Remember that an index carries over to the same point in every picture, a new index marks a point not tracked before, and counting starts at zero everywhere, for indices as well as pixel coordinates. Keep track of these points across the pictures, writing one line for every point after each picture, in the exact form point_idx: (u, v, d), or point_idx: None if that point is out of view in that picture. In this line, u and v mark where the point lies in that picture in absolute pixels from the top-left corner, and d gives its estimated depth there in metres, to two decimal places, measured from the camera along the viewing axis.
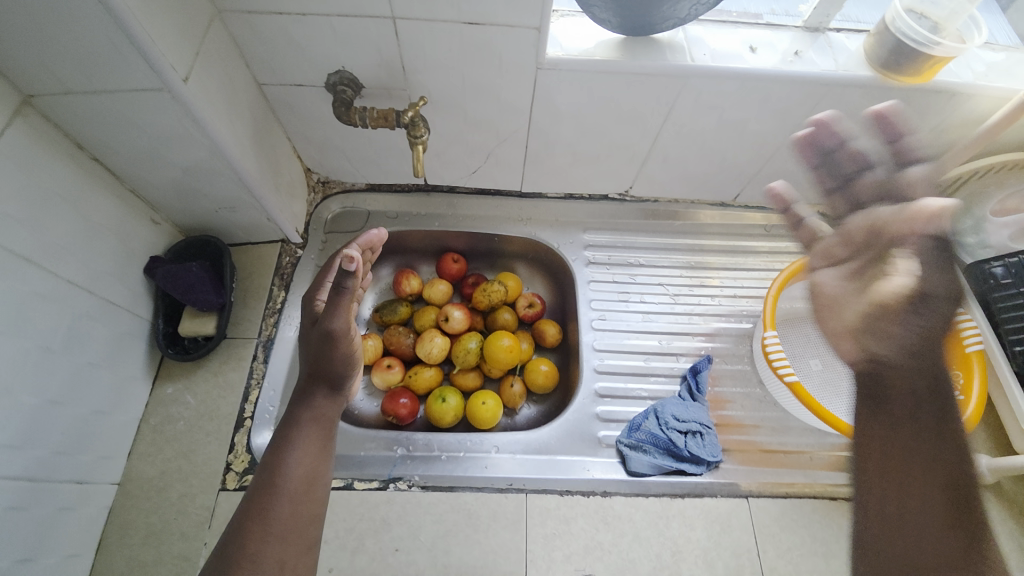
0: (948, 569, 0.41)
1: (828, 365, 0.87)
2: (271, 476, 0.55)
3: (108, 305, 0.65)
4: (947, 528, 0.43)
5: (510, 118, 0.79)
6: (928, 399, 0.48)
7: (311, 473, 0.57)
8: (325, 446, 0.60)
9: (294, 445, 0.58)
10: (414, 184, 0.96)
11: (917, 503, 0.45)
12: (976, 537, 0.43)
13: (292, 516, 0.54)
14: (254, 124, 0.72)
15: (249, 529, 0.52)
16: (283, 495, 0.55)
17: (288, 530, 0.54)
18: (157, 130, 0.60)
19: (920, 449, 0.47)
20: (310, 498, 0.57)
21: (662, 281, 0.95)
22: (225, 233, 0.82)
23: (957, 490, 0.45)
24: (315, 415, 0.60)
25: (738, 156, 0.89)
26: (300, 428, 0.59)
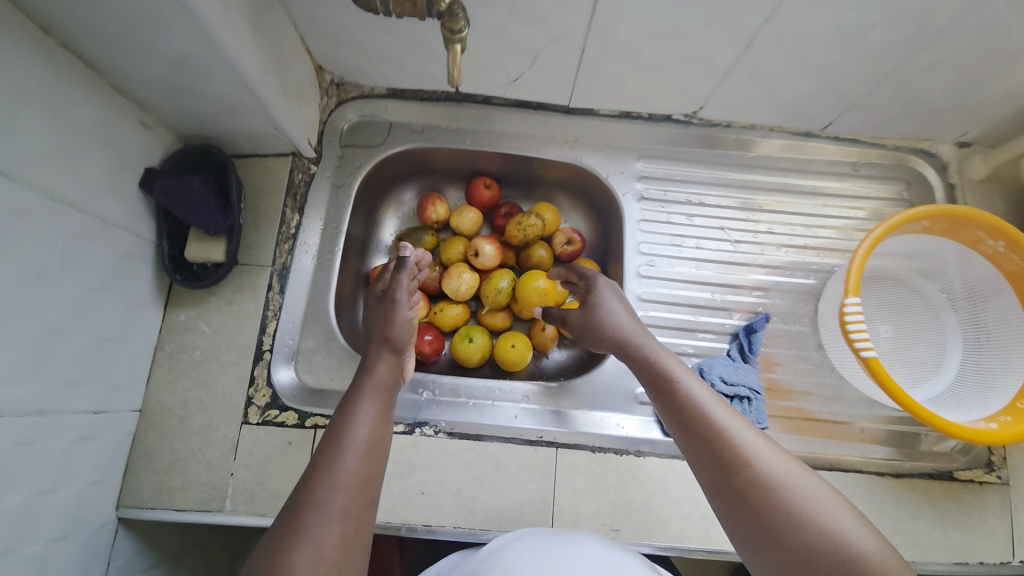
0: (720, 456, 0.47)
1: (900, 334, 0.79)
2: (334, 443, 0.48)
3: (105, 226, 0.58)
4: (717, 447, 0.47)
5: (568, 10, 0.63)
6: (642, 349, 0.58)
7: (376, 446, 0.49)
8: (386, 416, 0.53)
9: (358, 410, 0.51)
10: (442, 92, 0.82)
11: (678, 424, 0.51)
12: (743, 437, 0.47)
13: (356, 488, 0.46)
14: (253, 6, 0.58)
15: (306, 501, 0.43)
16: (344, 465, 0.46)
17: (351, 503, 0.45)
18: (130, 7, 0.47)
19: (669, 393, 0.53)
20: (372, 475, 0.48)
21: (724, 224, 0.85)
22: (229, 143, 0.71)
23: (706, 410, 0.50)
24: (377, 379, 0.55)
25: (842, 76, 0.72)
26: (363, 392, 0.53)
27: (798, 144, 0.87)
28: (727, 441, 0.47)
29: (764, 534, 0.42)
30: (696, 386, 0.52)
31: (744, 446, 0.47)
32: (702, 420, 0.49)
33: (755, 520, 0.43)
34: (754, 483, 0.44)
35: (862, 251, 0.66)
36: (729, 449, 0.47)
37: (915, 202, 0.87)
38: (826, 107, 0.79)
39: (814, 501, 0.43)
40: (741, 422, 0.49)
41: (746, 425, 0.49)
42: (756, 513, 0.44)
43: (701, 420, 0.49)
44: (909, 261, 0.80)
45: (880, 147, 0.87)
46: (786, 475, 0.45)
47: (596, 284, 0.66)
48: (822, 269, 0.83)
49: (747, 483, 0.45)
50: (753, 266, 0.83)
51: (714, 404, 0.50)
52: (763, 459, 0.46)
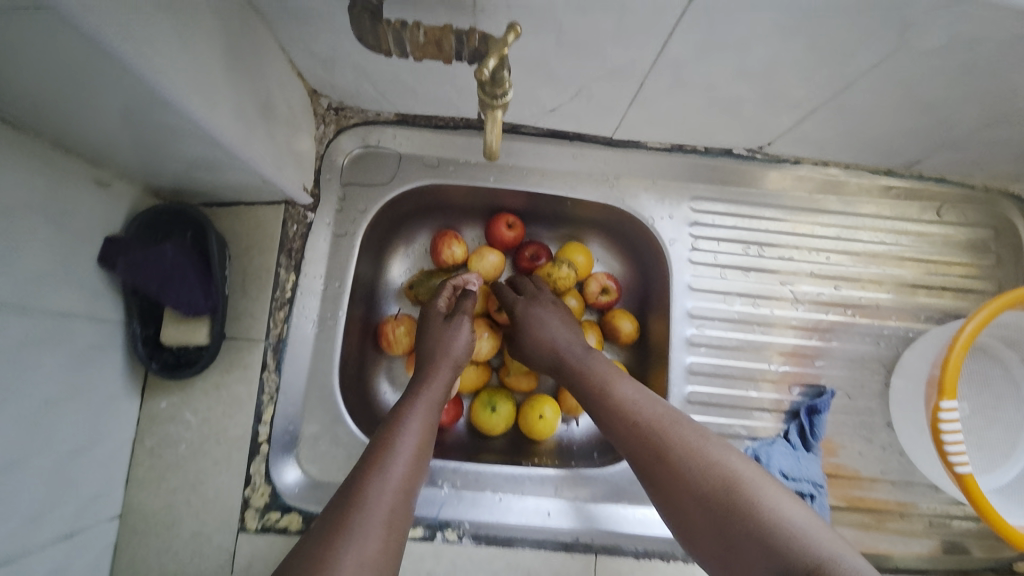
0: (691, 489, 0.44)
1: (980, 412, 0.71)
2: (383, 443, 0.48)
3: (57, 320, 0.47)
4: (656, 449, 0.48)
5: (631, 42, 0.49)
6: (584, 365, 0.59)
7: (423, 456, 0.49)
8: (430, 440, 0.51)
9: (411, 415, 0.51)
10: (462, 118, 0.67)
11: (644, 459, 0.48)
12: (681, 433, 0.48)
13: (402, 489, 0.45)
14: (226, 39, 0.44)
15: (353, 498, 0.43)
16: (395, 465, 0.46)
17: (396, 508, 0.44)
18: (49, 66, 0.34)
19: (626, 430, 0.50)
20: (415, 485, 0.47)
21: (785, 279, 0.73)
22: (206, 193, 0.59)
23: (639, 412, 0.51)
24: (432, 392, 0.55)
25: (952, 118, 0.59)
26: (415, 400, 0.53)
27: (876, 183, 0.74)
28: (666, 440, 0.47)
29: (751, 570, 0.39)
30: (633, 390, 0.53)
31: (682, 441, 0.47)
32: (638, 423, 0.50)
33: (700, 517, 0.43)
34: (693, 478, 0.44)
35: (971, 325, 0.58)
36: (668, 448, 0.47)
37: (1002, 254, 0.76)
38: (920, 147, 0.67)
39: (753, 486, 0.42)
40: (681, 419, 0.49)
41: (683, 421, 0.49)
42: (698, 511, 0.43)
43: (640, 423, 0.50)
44: (996, 329, 0.71)
45: (967, 189, 0.75)
46: (724, 464, 0.44)
47: (525, 308, 0.66)
48: (894, 333, 0.73)
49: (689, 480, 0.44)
50: (814, 329, 0.73)
51: (649, 405, 0.51)
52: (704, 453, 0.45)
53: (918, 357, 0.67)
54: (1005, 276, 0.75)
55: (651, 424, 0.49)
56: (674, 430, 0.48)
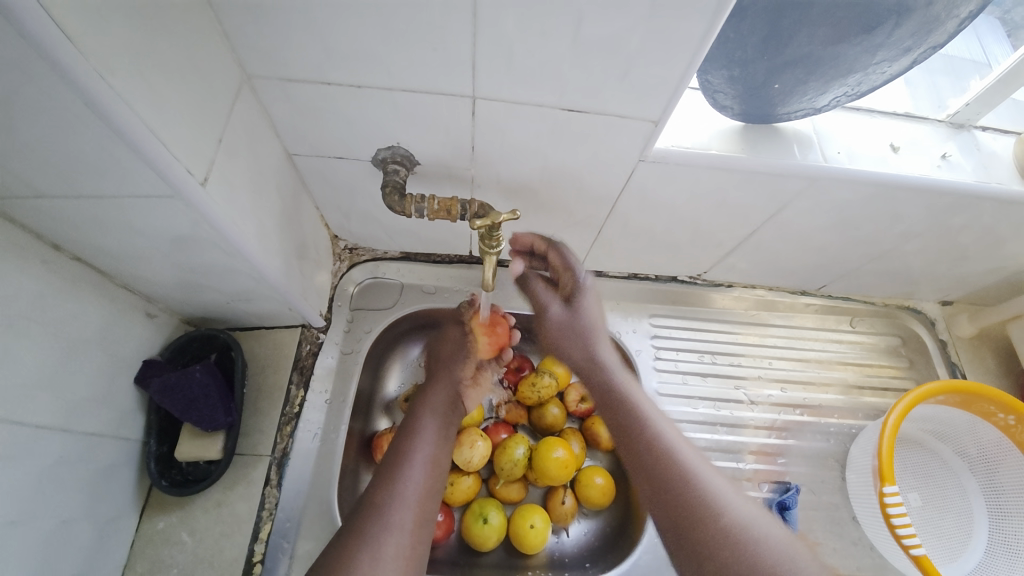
0: (723, 537, 0.52)
1: (929, 503, 0.77)
2: (396, 462, 0.60)
3: (89, 438, 0.52)
4: (690, 499, 0.56)
5: (590, 205, 0.66)
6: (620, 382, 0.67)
7: (433, 466, 0.62)
8: (436, 458, 0.63)
9: (418, 431, 0.64)
10: (456, 255, 0.81)
11: (687, 531, 0.54)
12: (711, 486, 0.57)
13: (417, 504, 0.58)
14: (282, 205, 0.58)
15: (372, 513, 0.56)
16: (405, 482, 0.59)
17: (409, 518, 0.57)
18: (159, 232, 0.46)
19: (666, 484, 0.58)
20: (428, 496, 0.59)
21: (739, 383, 0.84)
22: (233, 320, 0.68)
23: (682, 460, 0.59)
24: (435, 406, 0.68)
25: (839, 253, 0.77)
26: (420, 415, 0.66)
27: (799, 301, 0.90)
28: (700, 493, 0.56)
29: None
30: (675, 438, 0.62)
31: (713, 493, 0.56)
32: (682, 476, 0.57)
33: (709, 547, 0.52)
34: (727, 540, 0.52)
35: (892, 416, 0.69)
36: (701, 498, 0.55)
37: (913, 357, 0.90)
38: (823, 274, 0.84)
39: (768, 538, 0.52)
40: (713, 473, 0.59)
41: (713, 474, 0.59)
42: (720, 545, 0.52)
43: (681, 471, 0.58)
44: (924, 423, 0.81)
45: (872, 304, 0.92)
46: (747, 522, 0.53)
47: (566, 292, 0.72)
48: (841, 431, 0.83)
49: (717, 527, 0.53)
50: (772, 428, 0.82)
51: (692, 456, 0.60)
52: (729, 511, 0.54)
53: (861, 452, 0.75)
54: (921, 376, 0.89)
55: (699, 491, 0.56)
56: (704, 483, 0.57)
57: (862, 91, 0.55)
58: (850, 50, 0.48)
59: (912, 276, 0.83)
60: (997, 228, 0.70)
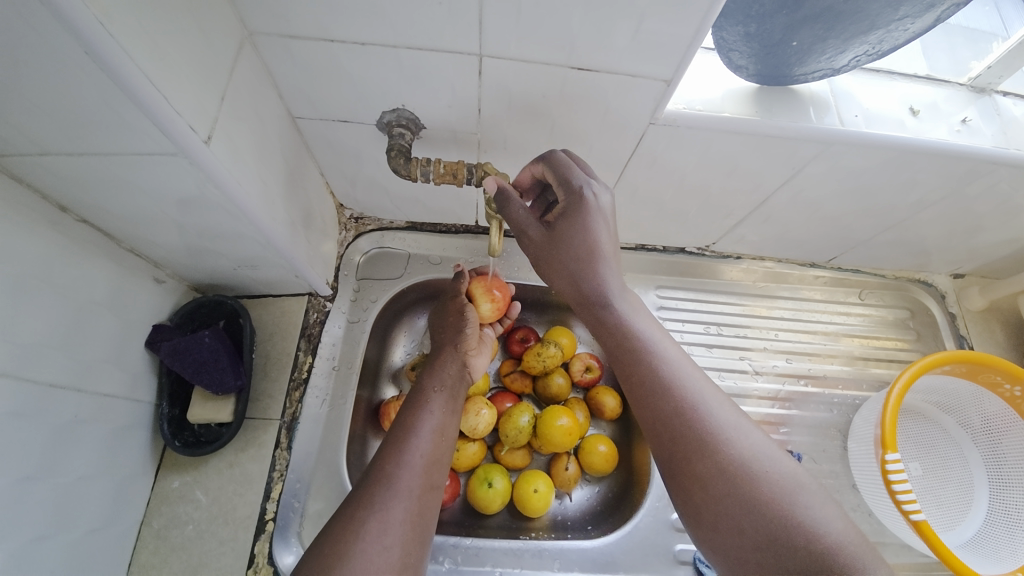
0: (723, 475, 0.41)
1: (930, 472, 0.78)
2: (402, 432, 0.56)
3: (103, 399, 0.53)
4: (690, 431, 0.43)
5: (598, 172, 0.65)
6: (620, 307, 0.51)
7: (440, 434, 0.57)
8: (446, 424, 0.59)
9: (426, 401, 0.60)
10: (462, 224, 0.80)
11: (683, 464, 0.42)
12: (718, 417, 0.44)
13: (424, 470, 0.53)
14: (287, 169, 0.58)
15: (378, 482, 0.50)
16: (411, 449, 0.54)
17: (417, 484, 0.52)
18: (165, 193, 0.45)
19: (660, 411, 0.45)
20: (437, 465, 0.55)
21: (744, 353, 0.84)
22: (240, 288, 0.68)
23: (684, 388, 0.46)
24: (443, 377, 0.64)
25: (851, 223, 0.76)
26: (427, 387, 0.62)
27: (807, 273, 0.89)
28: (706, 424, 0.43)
29: (755, 541, 0.38)
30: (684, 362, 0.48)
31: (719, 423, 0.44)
32: (682, 404, 0.45)
33: (720, 489, 0.40)
34: (732, 476, 0.41)
35: (896, 386, 0.69)
36: (705, 430, 0.43)
37: (921, 330, 0.89)
38: (833, 245, 0.83)
39: (789, 477, 0.41)
40: (721, 402, 0.45)
41: (723, 401, 0.46)
42: (722, 486, 0.40)
43: (681, 397, 0.45)
44: (928, 395, 0.81)
45: (881, 277, 0.91)
46: (759, 457, 0.42)
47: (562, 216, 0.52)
48: (844, 401, 0.83)
49: (722, 464, 0.41)
50: (776, 399, 0.82)
51: (698, 379, 0.47)
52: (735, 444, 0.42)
53: (864, 421, 0.76)
54: (928, 348, 0.88)
55: (698, 414, 0.44)
56: (712, 413, 0.44)
57: (883, 50, 0.53)
58: (873, 3, 0.46)
59: (923, 247, 0.82)
60: (1015, 196, 0.68)
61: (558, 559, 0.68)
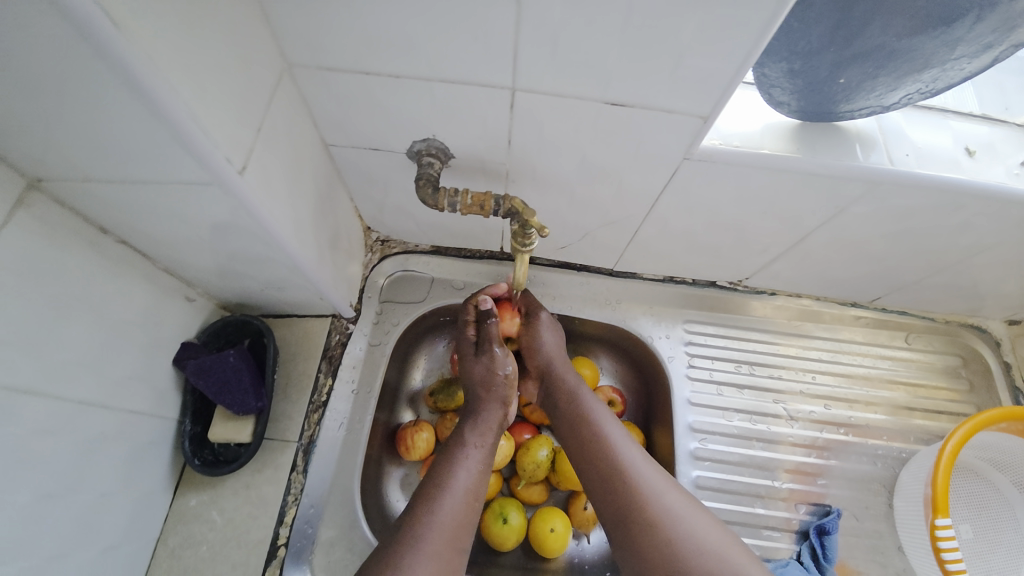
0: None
1: (982, 536, 0.72)
2: (433, 485, 0.55)
3: (128, 416, 0.54)
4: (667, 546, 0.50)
5: (628, 204, 0.63)
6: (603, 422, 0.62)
7: (472, 496, 0.55)
8: (482, 481, 0.58)
9: (461, 455, 0.59)
10: (487, 250, 0.79)
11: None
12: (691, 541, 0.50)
13: (451, 531, 0.51)
14: (317, 194, 0.58)
15: (405, 537, 0.50)
16: (442, 508, 0.52)
17: (445, 546, 0.50)
18: (199, 219, 0.46)
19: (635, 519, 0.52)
20: (465, 527, 0.53)
21: (778, 397, 0.80)
22: (267, 307, 0.69)
23: (654, 510, 0.52)
24: (479, 428, 0.63)
25: (898, 263, 0.71)
26: (464, 440, 0.61)
27: (848, 313, 0.85)
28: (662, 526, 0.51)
29: None
30: (647, 474, 0.56)
31: (687, 553, 0.49)
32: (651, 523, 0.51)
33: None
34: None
35: (952, 441, 0.63)
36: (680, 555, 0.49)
37: (974, 380, 0.83)
38: (878, 286, 0.78)
39: None
40: (670, 489, 0.55)
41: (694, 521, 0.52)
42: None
43: (648, 516, 0.52)
44: (983, 451, 0.75)
45: (929, 320, 0.85)
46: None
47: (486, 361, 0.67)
48: (889, 454, 0.78)
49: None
50: (812, 446, 0.77)
51: (651, 476, 0.56)
52: (674, 501, 0.53)
53: (913, 479, 0.70)
54: (982, 401, 0.82)
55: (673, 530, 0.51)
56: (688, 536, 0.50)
57: (937, 89, 0.50)
58: (928, 42, 0.44)
59: (977, 291, 0.76)
60: None
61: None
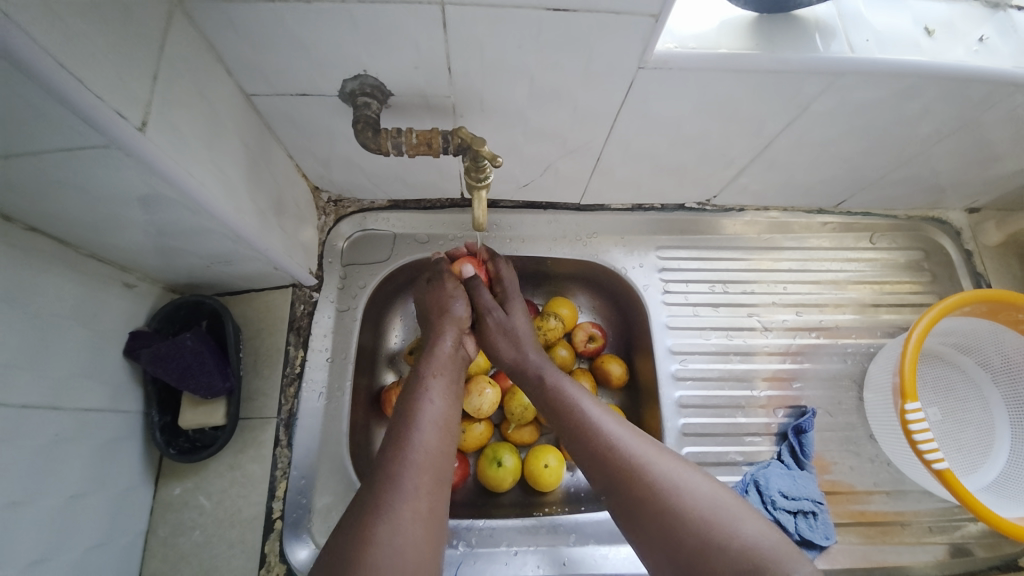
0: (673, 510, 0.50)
1: (949, 416, 0.76)
2: (404, 424, 0.53)
3: (85, 414, 0.51)
4: (645, 481, 0.52)
5: (586, 129, 0.60)
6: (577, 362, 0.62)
7: (444, 426, 0.55)
8: (449, 416, 0.56)
9: (426, 389, 0.57)
10: (448, 199, 0.75)
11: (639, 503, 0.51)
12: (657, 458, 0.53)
13: (430, 466, 0.50)
14: (247, 154, 0.53)
15: (383, 482, 0.48)
16: (415, 445, 0.51)
17: (423, 482, 0.49)
18: (110, 192, 0.41)
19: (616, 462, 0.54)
20: (441, 457, 0.52)
21: (752, 310, 0.81)
22: (219, 285, 0.64)
23: (638, 456, 0.53)
24: (439, 361, 0.61)
25: (860, 163, 0.71)
26: (427, 373, 0.59)
27: (815, 220, 0.85)
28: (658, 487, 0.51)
29: (677, 526, 0.49)
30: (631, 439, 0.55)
31: (684, 512, 0.49)
32: (647, 489, 0.51)
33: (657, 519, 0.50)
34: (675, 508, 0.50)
35: (916, 331, 0.66)
36: (658, 481, 0.51)
37: (936, 271, 0.86)
38: (842, 189, 0.78)
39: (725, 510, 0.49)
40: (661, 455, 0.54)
41: (657, 448, 0.55)
42: (667, 503, 0.50)
43: (646, 491, 0.51)
44: (946, 337, 0.78)
45: (893, 219, 0.86)
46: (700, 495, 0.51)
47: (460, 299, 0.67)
48: (858, 350, 0.81)
49: (684, 538, 0.48)
50: (787, 353, 0.79)
51: (639, 441, 0.55)
52: (666, 465, 0.53)
53: (881, 370, 0.73)
54: (944, 289, 0.85)
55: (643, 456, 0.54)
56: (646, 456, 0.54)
57: None
58: None
59: (938, 182, 0.77)
60: None
61: (574, 532, 0.67)
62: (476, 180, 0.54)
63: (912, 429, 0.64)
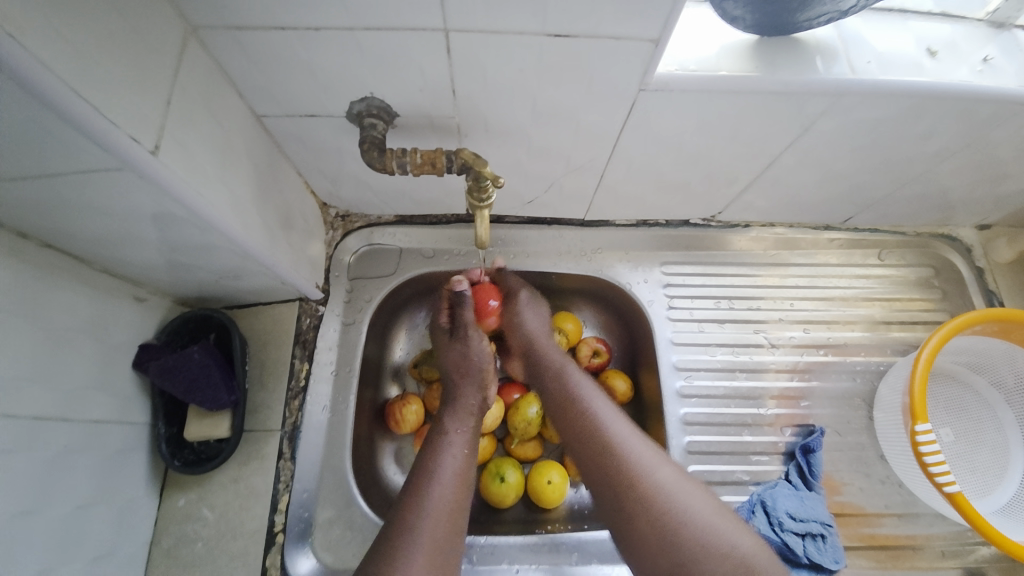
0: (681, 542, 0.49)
1: (962, 437, 0.74)
2: (419, 475, 0.54)
3: (93, 426, 0.52)
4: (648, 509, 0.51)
5: (588, 147, 0.61)
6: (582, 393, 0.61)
7: (461, 480, 0.55)
8: (466, 463, 0.57)
9: (445, 440, 0.58)
10: (453, 214, 0.75)
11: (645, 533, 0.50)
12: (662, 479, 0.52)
13: (443, 515, 0.51)
14: (256, 173, 0.54)
15: (399, 533, 0.49)
16: (432, 496, 0.52)
17: (440, 534, 0.50)
18: (123, 212, 0.43)
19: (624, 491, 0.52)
20: (458, 510, 0.53)
21: (759, 327, 0.80)
22: (227, 298, 0.66)
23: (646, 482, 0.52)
24: (458, 412, 0.62)
25: (865, 180, 0.71)
26: (446, 425, 0.61)
27: (822, 236, 0.84)
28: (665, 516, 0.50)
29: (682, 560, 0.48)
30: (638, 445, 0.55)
31: (681, 521, 0.49)
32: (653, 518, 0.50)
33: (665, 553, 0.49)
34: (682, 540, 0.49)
35: (926, 350, 0.65)
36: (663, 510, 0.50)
37: (947, 288, 0.84)
38: (848, 206, 0.78)
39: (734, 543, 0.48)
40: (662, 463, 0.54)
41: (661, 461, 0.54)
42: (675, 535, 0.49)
43: (653, 512, 0.50)
44: (958, 355, 0.77)
45: (902, 235, 0.85)
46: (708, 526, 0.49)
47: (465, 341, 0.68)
48: (867, 368, 0.79)
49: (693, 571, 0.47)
50: (794, 370, 0.78)
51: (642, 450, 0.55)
52: (664, 469, 0.54)
53: (890, 390, 0.72)
54: (955, 306, 0.83)
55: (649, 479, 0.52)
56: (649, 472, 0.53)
57: None
58: None
59: (947, 199, 0.76)
60: None
61: (576, 552, 0.66)
62: (478, 200, 0.55)
63: (921, 450, 0.63)
